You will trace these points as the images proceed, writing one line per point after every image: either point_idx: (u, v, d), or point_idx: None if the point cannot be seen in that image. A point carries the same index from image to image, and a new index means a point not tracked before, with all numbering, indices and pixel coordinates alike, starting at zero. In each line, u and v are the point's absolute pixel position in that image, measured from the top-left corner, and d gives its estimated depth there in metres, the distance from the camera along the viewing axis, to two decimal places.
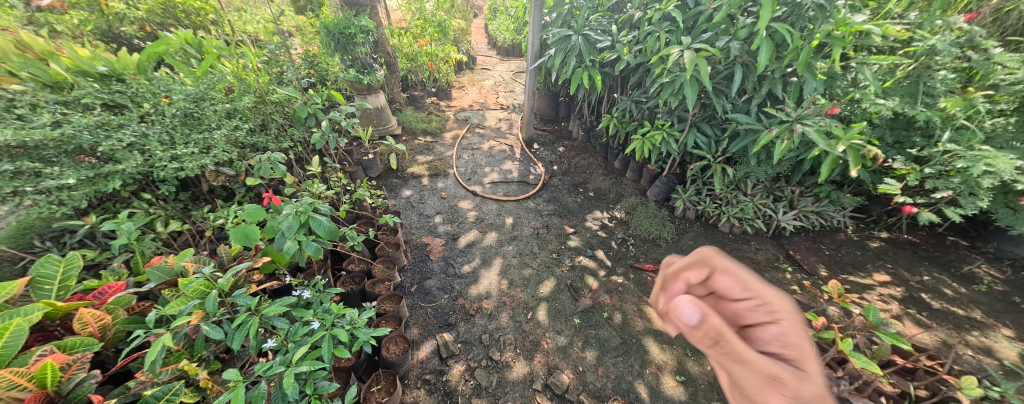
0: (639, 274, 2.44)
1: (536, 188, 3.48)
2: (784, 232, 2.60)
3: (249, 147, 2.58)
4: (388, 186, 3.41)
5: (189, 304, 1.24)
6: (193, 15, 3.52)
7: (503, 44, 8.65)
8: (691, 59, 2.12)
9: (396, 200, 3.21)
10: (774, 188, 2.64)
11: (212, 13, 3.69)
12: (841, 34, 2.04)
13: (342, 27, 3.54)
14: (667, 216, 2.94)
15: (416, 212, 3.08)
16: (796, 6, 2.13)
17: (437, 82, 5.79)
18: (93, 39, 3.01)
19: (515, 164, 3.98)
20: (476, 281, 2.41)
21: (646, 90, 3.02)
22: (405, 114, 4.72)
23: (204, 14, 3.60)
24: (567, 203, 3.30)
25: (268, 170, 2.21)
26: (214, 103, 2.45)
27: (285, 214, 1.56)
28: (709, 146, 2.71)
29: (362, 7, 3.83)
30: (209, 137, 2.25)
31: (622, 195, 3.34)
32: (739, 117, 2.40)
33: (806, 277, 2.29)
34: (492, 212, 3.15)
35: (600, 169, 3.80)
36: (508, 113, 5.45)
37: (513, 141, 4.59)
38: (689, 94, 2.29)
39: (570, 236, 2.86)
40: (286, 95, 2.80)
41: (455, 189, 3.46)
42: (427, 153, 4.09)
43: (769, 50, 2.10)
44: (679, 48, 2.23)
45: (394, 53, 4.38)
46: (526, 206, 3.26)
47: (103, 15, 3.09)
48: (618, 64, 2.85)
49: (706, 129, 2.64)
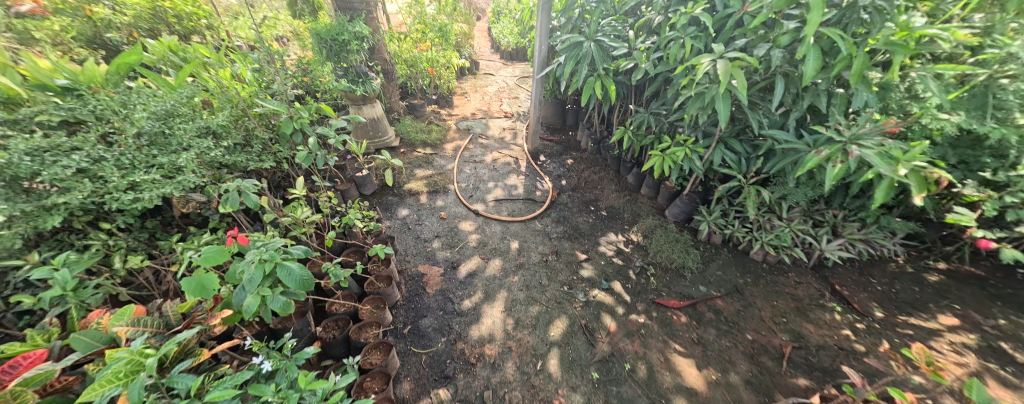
0: (663, 312, 2.15)
1: (543, 206, 3.22)
2: (827, 263, 2.29)
3: (226, 168, 2.33)
4: (383, 205, 3.16)
5: (108, 393, 0.96)
6: (184, 20, 3.35)
7: (506, 48, 8.42)
8: (725, 68, 1.84)
9: (391, 222, 2.96)
10: (813, 212, 2.34)
11: (204, 18, 3.46)
12: (902, 41, 1.75)
13: (334, 33, 3.28)
14: (690, 240, 2.65)
15: (412, 235, 2.82)
16: (847, 7, 1.83)
17: (438, 89, 5.56)
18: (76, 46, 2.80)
19: (521, 179, 3.72)
20: (478, 319, 2.13)
21: (666, 101, 2.74)
22: (405, 124, 4.47)
23: (196, 19, 3.43)
24: (578, 224, 3.03)
25: (235, 201, 1.83)
26: (186, 121, 2.20)
27: (246, 263, 1.27)
28: (739, 165, 2.43)
29: (356, 12, 3.58)
30: (175, 160, 1.97)
31: (638, 215, 3.07)
32: (778, 134, 2.11)
33: (858, 318, 1.98)
34: (495, 235, 2.87)
35: (613, 184, 3.53)
36: (512, 122, 5.18)
37: (518, 152, 4.33)
38: (721, 109, 2.00)
39: (583, 264, 2.57)
40: (268, 108, 2.54)
41: (455, 208, 3.20)
42: (426, 167, 3.84)
43: (818, 59, 1.81)
44: (709, 55, 1.95)
45: (392, 60, 4.13)
46: (533, 227, 2.99)
47: (89, 20, 2.90)
48: (635, 73, 2.58)
49: (735, 146, 2.37)
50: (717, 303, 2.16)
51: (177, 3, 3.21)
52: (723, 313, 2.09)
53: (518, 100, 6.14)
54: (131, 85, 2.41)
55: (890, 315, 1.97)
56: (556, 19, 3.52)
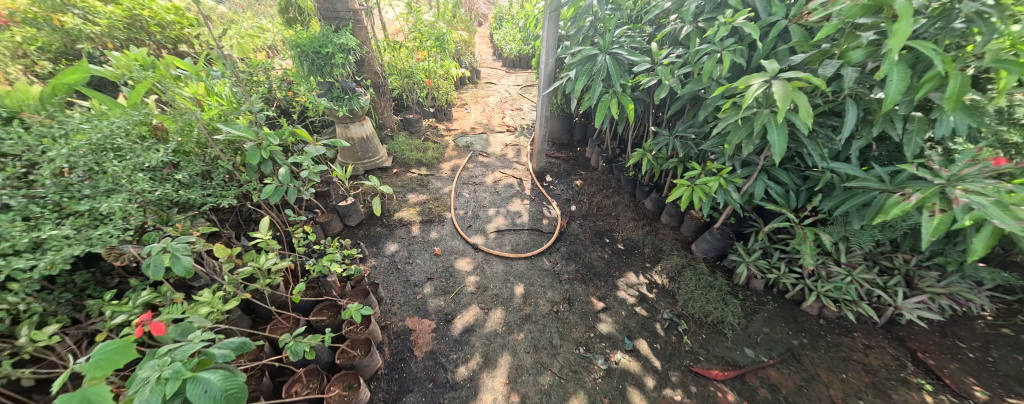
0: (704, 385, 1.76)
1: (551, 238, 2.85)
2: (900, 320, 1.89)
3: (175, 206, 1.99)
4: (370, 239, 2.80)
5: None
6: (167, 29, 3.37)
7: (509, 55, 8.10)
8: (784, 90, 1.47)
9: (377, 260, 2.58)
10: (879, 257, 1.96)
11: (189, 27, 3.52)
12: (1015, 56, 1.37)
13: (316, 46, 2.93)
14: (727, 285, 2.26)
15: (400, 278, 2.44)
16: (939, 14, 1.44)
17: (436, 101, 5.23)
18: (40, 59, 2.51)
19: (525, 205, 3.36)
20: (476, 396, 1.75)
21: (693, 123, 2.37)
22: (398, 142, 4.11)
23: (180, 29, 3.46)
24: (592, 261, 2.65)
25: (158, 267, 1.31)
26: (125, 155, 1.83)
27: (141, 381, 0.92)
28: (787, 199, 2.05)
29: (343, 22, 3.22)
30: (99, 207, 1.60)
31: (660, 251, 2.70)
32: (843, 167, 1.73)
33: (956, 401, 1.58)
34: (497, 277, 2.49)
35: (628, 212, 3.17)
36: (515, 137, 4.82)
37: (521, 171, 3.98)
38: (774, 140, 1.61)
39: (600, 315, 2.18)
40: (230, 133, 2.17)
41: (451, 241, 2.82)
42: (420, 191, 3.48)
43: (903, 80, 1.43)
44: (761, 74, 1.57)
45: (384, 73, 3.77)
46: (539, 265, 2.61)
47: (59, 30, 2.68)
48: (659, 91, 2.22)
49: (782, 177, 2.00)
50: (770, 374, 1.77)
51: (158, 12, 3.21)
52: (781, 391, 1.70)
53: (522, 112, 5.79)
54: (79, 108, 2.05)
55: (996, 398, 1.57)
56: (564, 27, 3.18)
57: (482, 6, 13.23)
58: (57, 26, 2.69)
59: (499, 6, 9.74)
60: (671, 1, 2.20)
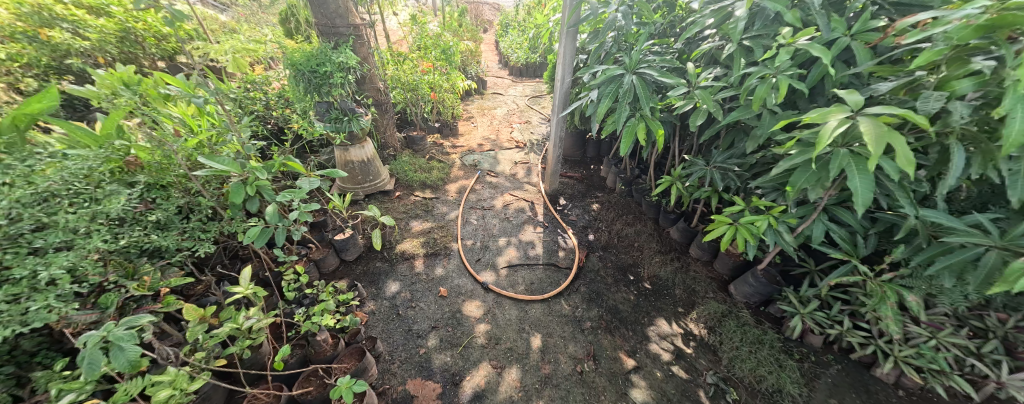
0: None
1: (570, 276, 2.57)
2: (1000, 397, 1.58)
3: (146, 254, 1.74)
4: (369, 276, 2.53)
5: None
6: (163, 42, 3.25)
7: (517, 64, 7.86)
8: (876, 131, 1.21)
9: (377, 303, 2.31)
10: (971, 317, 1.64)
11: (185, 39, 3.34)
12: None
13: (313, 64, 2.67)
14: (778, 340, 1.97)
15: (401, 326, 2.16)
16: None
17: (441, 115, 4.99)
18: (24, 77, 2.33)
19: (538, 233, 3.08)
20: None
21: (736, 152, 2.11)
22: (402, 161, 3.85)
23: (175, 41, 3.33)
24: (617, 305, 2.36)
25: (92, 365, 1.01)
26: (85, 201, 1.57)
27: None
28: (852, 244, 1.77)
29: (343, 38, 2.98)
30: (39, 273, 1.31)
31: (694, 293, 2.41)
32: (936, 215, 1.44)
33: None
34: (511, 324, 2.21)
35: (653, 243, 2.88)
36: (525, 154, 4.55)
37: (533, 193, 3.71)
38: (857, 186, 1.34)
39: (632, 378, 1.90)
40: (209, 169, 1.90)
41: (459, 280, 2.55)
42: (425, 217, 3.23)
43: None
44: (840, 108, 1.31)
45: (386, 90, 3.52)
46: (558, 309, 2.32)
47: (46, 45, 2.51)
48: (698, 119, 1.98)
49: (849, 220, 1.72)
50: None
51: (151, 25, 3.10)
52: None
53: (531, 125, 5.52)
54: (50, 140, 1.83)
55: None
56: (583, 40, 2.93)
57: (488, 12, 13.06)
58: (43, 40, 2.49)
59: (506, 13, 9.53)
60: (713, 17, 1.93)
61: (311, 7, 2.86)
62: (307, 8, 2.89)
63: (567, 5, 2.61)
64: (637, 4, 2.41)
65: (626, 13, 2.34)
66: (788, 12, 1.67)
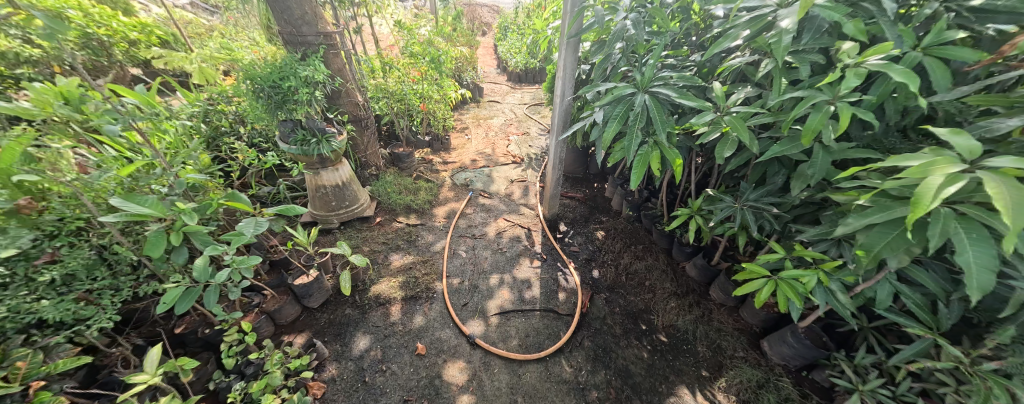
0: None
1: (571, 326, 2.20)
2: None
3: (33, 329, 1.37)
4: (334, 327, 2.16)
5: None
6: None
7: (515, 69, 7.51)
8: (1011, 192, 0.85)
9: (340, 366, 1.95)
10: None
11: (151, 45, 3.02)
12: None
13: (273, 79, 2.30)
14: None
15: (366, 400, 1.80)
16: None
17: (432, 128, 4.63)
18: None
19: (535, 269, 2.72)
20: None
21: (771, 188, 1.75)
22: (385, 181, 3.48)
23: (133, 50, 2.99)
24: (628, 366, 1.99)
25: None
26: None
27: None
28: (930, 313, 1.41)
29: (311, 48, 2.62)
30: None
31: (720, 350, 2.04)
32: None
33: None
34: (501, 394, 1.86)
35: (668, 282, 2.51)
36: (522, 171, 4.18)
37: (530, 218, 3.36)
38: (968, 260, 0.98)
39: None
40: (124, 212, 1.55)
41: (440, 332, 2.18)
42: (407, 249, 2.85)
43: None
44: (947, 159, 0.95)
45: (366, 104, 3.16)
46: (557, 373, 1.96)
47: None
48: (726, 151, 1.67)
49: (927, 284, 1.35)
50: None
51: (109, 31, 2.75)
52: None
53: (529, 137, 5.16)
54: None
55: None
56: (585, 48, 2.57)
57: (486, 15, 12.74)
58: None
59: (505, 16, 9.19)
60: (748, 28, 1.55)
61: (273, 12, 2.50)
62: (269, 13, 2.52)
63: (566, 12, 2.27)
64: (649, 11, 2.06)
65: (635, 21, 1.99)
66: (849, 22, 1.31)
